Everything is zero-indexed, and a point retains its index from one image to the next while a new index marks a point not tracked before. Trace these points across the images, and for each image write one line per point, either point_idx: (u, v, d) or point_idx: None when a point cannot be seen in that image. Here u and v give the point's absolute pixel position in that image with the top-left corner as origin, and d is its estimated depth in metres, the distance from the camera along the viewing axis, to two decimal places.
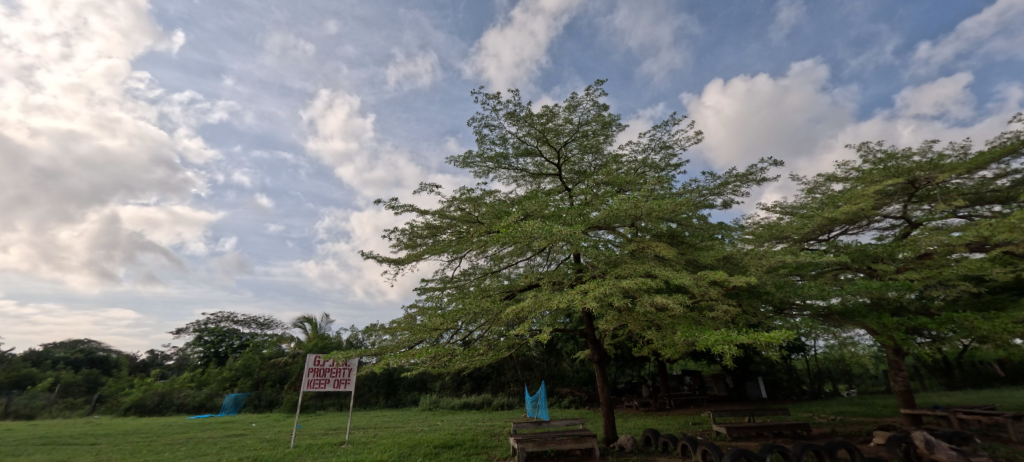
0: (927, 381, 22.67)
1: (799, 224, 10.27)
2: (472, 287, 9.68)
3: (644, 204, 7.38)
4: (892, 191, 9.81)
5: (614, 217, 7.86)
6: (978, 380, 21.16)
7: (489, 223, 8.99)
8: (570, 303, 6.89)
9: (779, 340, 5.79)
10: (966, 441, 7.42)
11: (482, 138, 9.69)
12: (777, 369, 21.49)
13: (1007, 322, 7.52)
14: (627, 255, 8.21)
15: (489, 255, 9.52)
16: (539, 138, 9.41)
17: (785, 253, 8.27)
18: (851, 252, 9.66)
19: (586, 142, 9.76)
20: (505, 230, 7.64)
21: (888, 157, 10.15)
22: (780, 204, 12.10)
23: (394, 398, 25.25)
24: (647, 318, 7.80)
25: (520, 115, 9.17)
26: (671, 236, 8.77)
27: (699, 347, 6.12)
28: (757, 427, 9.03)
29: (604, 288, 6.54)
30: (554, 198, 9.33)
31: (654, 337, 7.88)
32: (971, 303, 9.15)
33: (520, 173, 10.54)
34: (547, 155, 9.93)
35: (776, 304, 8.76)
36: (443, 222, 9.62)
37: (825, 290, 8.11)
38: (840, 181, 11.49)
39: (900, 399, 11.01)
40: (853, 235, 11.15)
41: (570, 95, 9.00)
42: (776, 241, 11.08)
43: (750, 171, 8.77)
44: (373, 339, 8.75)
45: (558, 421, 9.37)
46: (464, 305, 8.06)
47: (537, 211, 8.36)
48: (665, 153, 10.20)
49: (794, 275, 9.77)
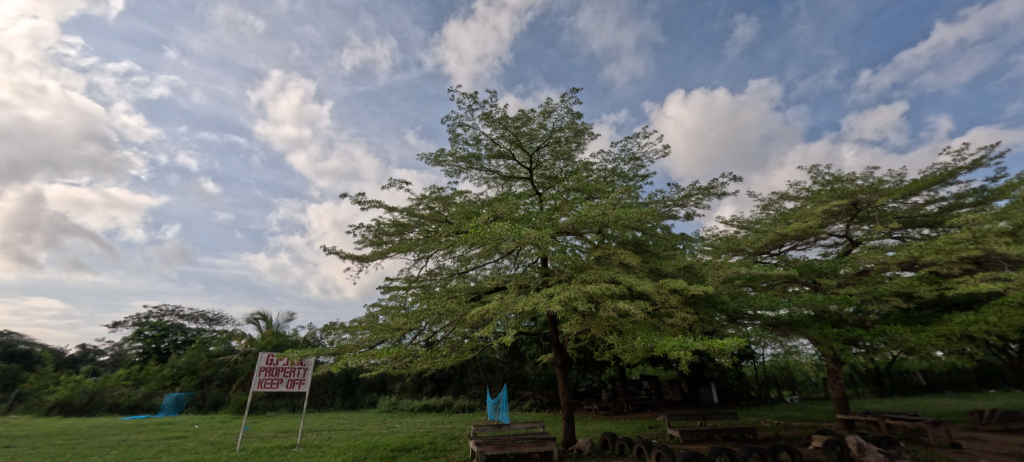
0: (860, 388, 24.41)
1: (753, 237, 10.89)
2: (437, 287, 9.66)
3: (612, 211, 7.67)
4: (837, 211, 10.54)
5: (583, 223, 8.07)
6: (903, 388, 23.07)
7: (458, 223, 9.12)
8: (536, 306, 7.06)
9: (731, 348, 6.08)
10: (891, 444, 8.09)
11: (455, 138, 9.93)
12: (728, 376, 22.72)
13: (931, 336, 8.26)
14: (593, 261, 8.45)
15: (457, 255, 9.58)
16: (514, 140, 9.58)
17: (741, 265, 8.70)
18: (799, 266, 10.28)
19: (559, 148, 10.00)
20: (474, 230, 7.69)
21: (834, 179, 10.91)
22: (737, 218, 12.74)
23: (352, 399, 24.50)
24: (609, 323, 7.93)
25: (494, 117, 9.34)
26: (636, 245, 9.08)
27: (658, 354, 6.37)
28: (708, 431, 9.40)
29: (568, 292, 6.72)
30: (524, 200, 9.48)
31: (615, 342, 8.06)
32: (901, 318, 9.94)
33: (491, 175, 10.67)
34: (520, 158, 10.13)
35: (730, 313, 9.23)
36: (412, 221, 9.65)
37: (774, 301, 8.60)
38: (792, 199, 12.21)
39: (837, 405, 11.80)
40: (801, 250, 11.85)
41: (546, 100, 9.24)
42: (732, 253, 11.66)
43: (712, 185, 9.16)
44: (331, 339, 8.49)
45: (518, 424, 9.41)
46: (429, 305, 8.06)
47: (507, 213, 8.51)
48: (634, 164, 10.54)
49: (747, 286, 10.28)
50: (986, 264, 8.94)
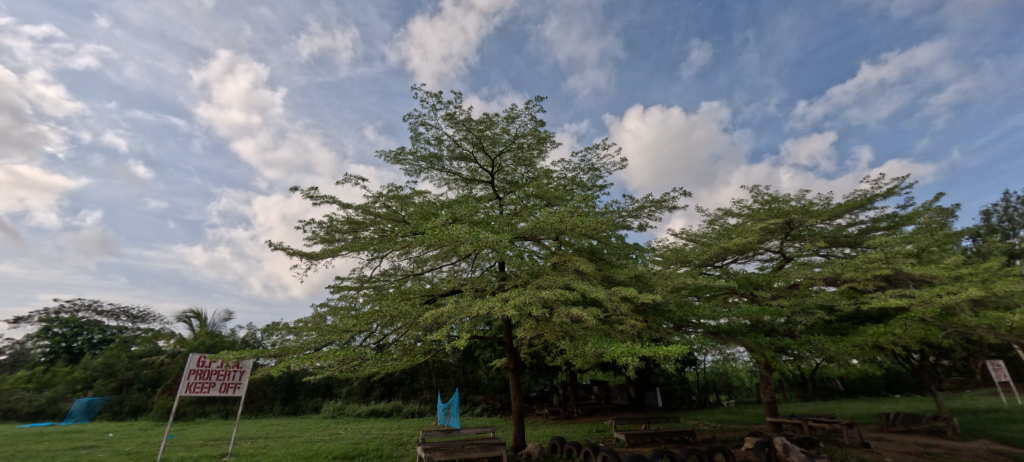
0: (788, 393, 26.42)
1: (700, 250, 11.53)
2: (391, 288, 9.41)
3: (569, 219, 7.85)
4: (773, 229, 11.40)
5: (541, 229, 8.19)
6: (824, 393, 25.25)
7: (415, 224, 8.97)
8: (490, 310, 7.06)
9: (674, 354, 6.38)
10: (812, 445, 8.80)
11: (416, 136, 9.88)
12: (672, 381, 23.79)
13: (848, 346, 9.11)
14: (549, 267, 8.59)
15: (414, 256, 9.39)
16: (476, 143, 9.57)
17: (687, 276, 9.17)
18: (738, 279, 11.00)
19: (520, 154, 10.11)
20: (431, 231, 7.59)
21: (772, 199, 11.80)
22: (686, 231, 13.43)
23: (293, 404, 23.15)
24: (562, 329, 8.06)
25: (458, 118, 9.30)
26: (591, 252, 9.33)
27: (607, 359, 6.56)
28: (651, 434, 9.78)
29: (523, 297, 6.78)
30: (484, 204, 9.47)
31: (567, 347, 8.22)
32: (824, 328, 10.88)
33: (452, 176, 10.62)
34: (481, 162, 10.15)
35: (676, 321, 9.69)
36: (367, 219, 9.38)
37: (716, 311, 9.13)
38: (735, 216, 13.05)
39: (767, 409, 12.69)
40: (741, 264, 12.68)
41: (510, 106, 9.32)
42: (679, 264, 12.27)
43: (664, 198, 9.60)
44: (273, 340, 8.00)
45: (469, 429, 9.30)
46: (381, 306, 7.82)
47: (466, 216, 8.46)
48: (593, 174, 10.84)
49: (692, 296, 10.84)
50: (895, 282, 10.00)
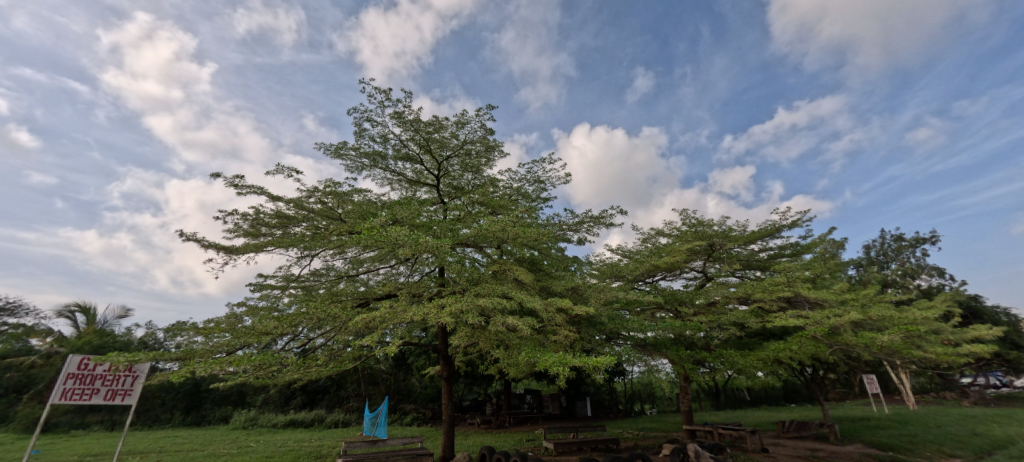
0: (703, 403, 28.56)
1: (633, 266, 12.18)
2: (321, 289, 8.87)
3: (511, 229, 7.94)
4: (697, 250, 12.35)
5: (483, 237, 8.20)
6: (733, 402, 27.64)
7: (352, 223, 8.59)
8: (426, 316, 6.91)
9: (602, 365, 6.64)
10: (720, 451, 9.54)
11: (359, 132, 9.80)
12: (601, 390, 24.73)
13: (754, 360, 10.06)
14: (489, 275, 8.59)
15: (348, 257, 8.97)
16: (423, 145, 9.40)
17: (619, 290, 9.62)
18: (665, 295, 11.75)
19: (468, 160, 10.08)
20: (368, 231, 7.30)
21: (698, 222, 12.80)
22: (621, 247, 14.12)
23: (197, 414, 20.79)
24: (497, 338, 8.07)
25: (406, 118, 9.10)
26: (531, 263, 9.48)
27: (539, 369, 6.66)
28: (578, 443, 10.05)
29: (460, 304, 6.71)
30: (428, 207, 9.31)
31: (501, 356, 8.24)
32: (736, 343, 11.93)
33: (397, 176, 10.40)
34: (428, 164, 10.02)
35: (607, 333, 10.09)
36: (299, 214, 8.84)
37: (643, 325, 9.65)
38: (665, 235, 13.97)
39: (684, 417, 13.60)
40: (669, 281, 13.56)
41: (460, 111, 9.29)
42: (614, 279, 12.85)
43: (602, 214, 10.05)
44: (177, 341, 7.17)
45: (395, 439, 8.97)
46: (308, 308, 7.35)
47: (407, 219, 8.25)
48: (538, 186, 11.07)
49: (623, 309, 11.39)
50: (795, 303, 11.26)
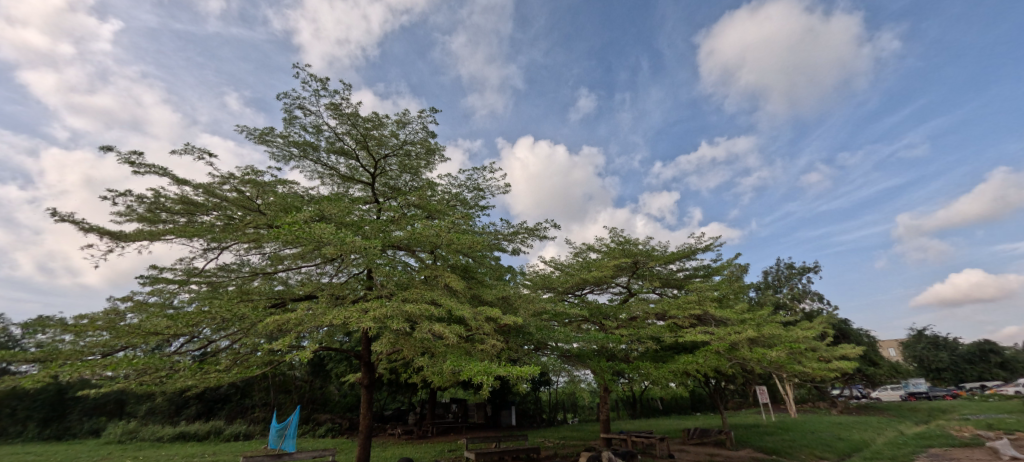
0: (621, 412, 30.12)
1: (563, 279, 12.60)
2: (230, 287, 8.04)
3: (446, 234, 7.84)
4: (623, 267, 13.10)
5: (416, 241, 8.00)
6: (647, 411, 29.49)
7: (272, 216, 7.94)
8: (347, 321, 6.56)
9: (526, 375, 6.76)
10: (632, 458, 10.07)
11: (290, 119, 9.26)
12: (527, 400, 25.08)
13: (666, 372, 10.83)
14: (420, 280, 8.38)
15: (266, 253, 8.28)
16: (360, 141, 9.02)
17: (548, 302, 9.86)
18: (591, 308, 12.28)
19: (407, 161, 9.82)
20: (289, 227, 6.79)
21: (625, 240, 13.60)
22: (554, 259, 14.55)
23: (57, 427, 17.62)
24: (423, 345, 7.86)
25: (342, 110, 8.68)
26: (464, 270, 9.41)
27: (463, 378, 6.60)
28: (499, 453, 10.04)
29: (385, 309, 6.47)
30: (359, 206, 8.90)
31: (426, 364, 8.04)
32: (652, 355, 12.76)
33: (328, 170, 9.86)
34: (363, 161, 9.62)
35: (534, 343, 10.29)
36: (209, 202, 8.00)
37: (569, 336, 9.98)
38: (595, 251, 14.66)
39: (602, 426, 14.21)
40: (596, 294, 14.19)
41: (402, 111, 9.06)
42: (545, 290, 13.18)
43: (537, 226, 10.29)
44: (36, 340, 6.07)
45: (304, 452, 8.37)
46: (212, 306, 6.64)
47: (336, 216, 7.80)
48: (477, 194, 11.06)
49: (552, 321, 11.70)
50: (704, 320, 12.34)
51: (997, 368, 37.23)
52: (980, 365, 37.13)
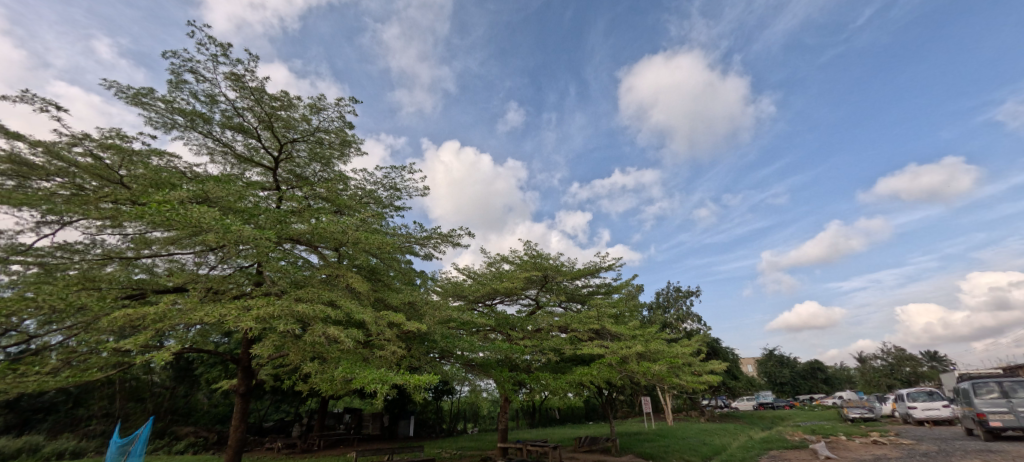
0: (520, 421, 30.83)
1: (474, 287, 12.62)
2: (71, 271, 6.65)
3: (352, 232, 7.38)
4: (533, 280, 13.55)
5: (318, 236, 7.41)
6: (545, 420, 30.60)
7: (139, 191, 6.78)
8: (223, 319, 5.80)
9: (424, 384, 6.58)
10: None
11: (177, 83, 8.08)
12: (427, 410, 24.40)
13: (563, 382, 11.34)
14: (318, 279, 7.75)
15: (127, 234, 7.03)
16: (263, 120, 8.17)
17: (455, 310, 9.74)
18: (499, 318, 12.45)
19: (318, 150, 9.12)
20: (159, 206, 5.83)
21: (537, 254, 14.10)
22: (468, 267, 14.51)
23: None
24: (313, 349, 7.24)
25: (245, 84, 7.81)
26: (370, 271, 8.94)
27: (355, 386, 6.20)
28: None
29: (271, 309, 5.84)
30: (255, 192, 8.01)
31: (315, 370, 7.41)
32: (553, 366, 13.29)
33: (221, 148, 8.76)
34: (265, 143, 8.72)
35: (438, 351, 10.08)
36: (53, 166, 6.63)
37: (474, 345, 9.97)
38: (508, 262, 14.96)
39: (500, 435, 14.36)
40: (505, 305, 14.43)
41: (317, 95, 8.43)
42: (454, 298, 13.06)
43: (451, 233, 10.19)
44: None
45: None
46: (40, 293, 5.47)
47: (224, 200, 6.92)
48: (393, 193, 10.64)
49: (459, 329, 11.61)
50: (601, 335, 13.23)
51: (821, 383, 45.68)
52: (810, 381, 45.23)
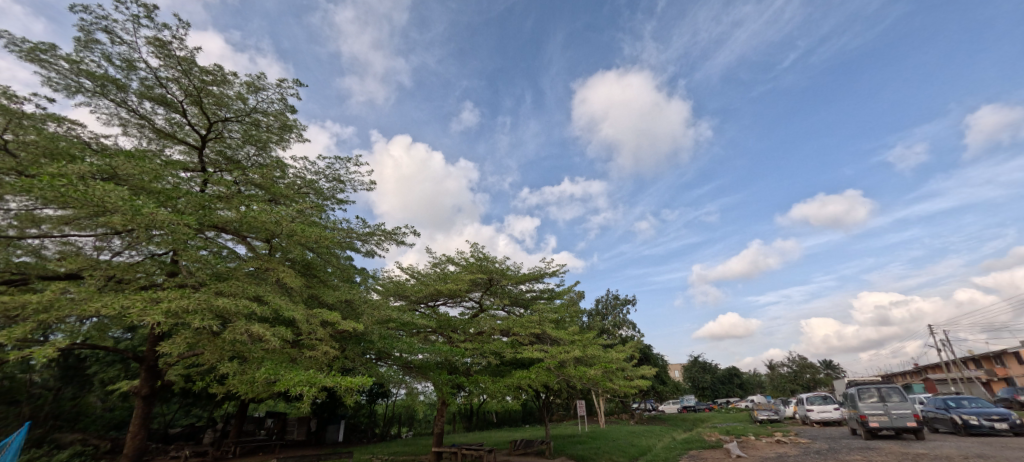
0: (456, 425, 30.47)
1: (417, 288, 12.33)
2: None
3: (287, 224, 6.92)
4: (478, 282, 13.52)
5: (247, 225, 6.86)
6: (482, 424, 30.52)
7: (28, 160, 5.89)
8: (125, 311, 5.18)
9: (356, 386, 6.31)
10: None
11: (87, 42, 7.16)
12: (359, 414, 23.33)
13: (501, 385, 11.40)
14: (244, 272, 7.17)
15: (9, 209, 6.07)
16: (190, 93, 7.46)
17: (395, 310, 9.44)
18: (440, 320, 12.26)
19: (253, 132, 8.48)
20: (54, 180, 5.10)
21: (483, 257, 14.08)
22: (411, 267, 14.14)
23: None
24: (233, 348, 6.68)
25: (172, 52, 7.10)
26: (305, 266, 8.43)
27: (278, 388, 5.81)
28: None
29: (186, 302, 5.32)
30: (175, 172, 7.26)
31: (233, 371, 6.84)
32: (492, 370, 13.32)
33: (138, 120, 7.87)
34: (192, 120, 7.97)
35: (374, 352, 9.71)
36: None
37: (413, 347, 9.72)
38: (454, 264, 14.79)
39: (435, 439, 14.10)
40: (448, 307, 14.24)
41: (256, 74, 7.86)
42: (395, 298, 12.67)
43: (396, 231, 9.90)
44: None
45: None
46: None
47: (136, 179, 6.20)
48: (335, 185, 10.13)
49: (398, 330, 11.27)
50: (542, 339, 13.48)
51: (737, 388, 49.97)
52: (728, 385, 49.32)
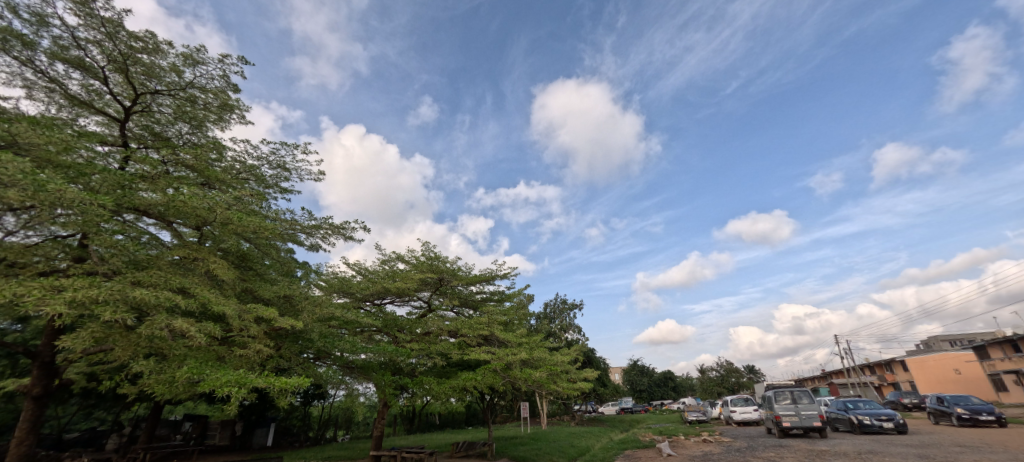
0: (397, 427, 29.63)
1: (363, 285, 11.90)
2: None
3: (222, 211, 6.43)
4: (428, 282, 13.30)
5: (174, 209, 6.29)
6: (423, 426, 29.92)
7: None
8: (17, 300, 4.56)
9: (290, 387, 5.97)
10: None
11: None
12: (292, 416, 21.99)
13: (446, 387, 11.28)
14: (168, 261, 6.56)
15: None
16: (114, 59, 6.74)
17: (339, 307, 9.05)
18: (386, 319, 11.91)
19: (187, 109, 7.80)
20: None
21: (435, 256, 13.87)
22: (358, 263, 13.62)
23: None
24: (149, 345, 6.08)
25: (94, 11, 6.40)
26: (239, 258, 7.85)
27: (201, 389, 5.37)
28: None
29: (96, 292, 4.78)
30: (90, 144, 6.50)
31: (148, 369, 6.23)
32: (438, 371, 13.13)
33: (46, 83, 6.98)
34: (114, 88, 7.20)
35: (313, 351, 9.23)
36: None
37: (356, 346, 9.36)
38: (404, 262, 14.44)
39: (373, 442, 13.63)
40: (395, 306, 13.86)
41: (195, 45, 7.26)
42: (339, 294, 12.14)
43: (343, 225, 9.50)
44: None
45: None
46: None
47: (42, 150, 5.49)
48: (279, 173, 9.53)
49: (341, 328, 10.80)
50: (490, 341, 13.51)
51: (671, 390, 52.98)
52: (663, 388, 52.16)
